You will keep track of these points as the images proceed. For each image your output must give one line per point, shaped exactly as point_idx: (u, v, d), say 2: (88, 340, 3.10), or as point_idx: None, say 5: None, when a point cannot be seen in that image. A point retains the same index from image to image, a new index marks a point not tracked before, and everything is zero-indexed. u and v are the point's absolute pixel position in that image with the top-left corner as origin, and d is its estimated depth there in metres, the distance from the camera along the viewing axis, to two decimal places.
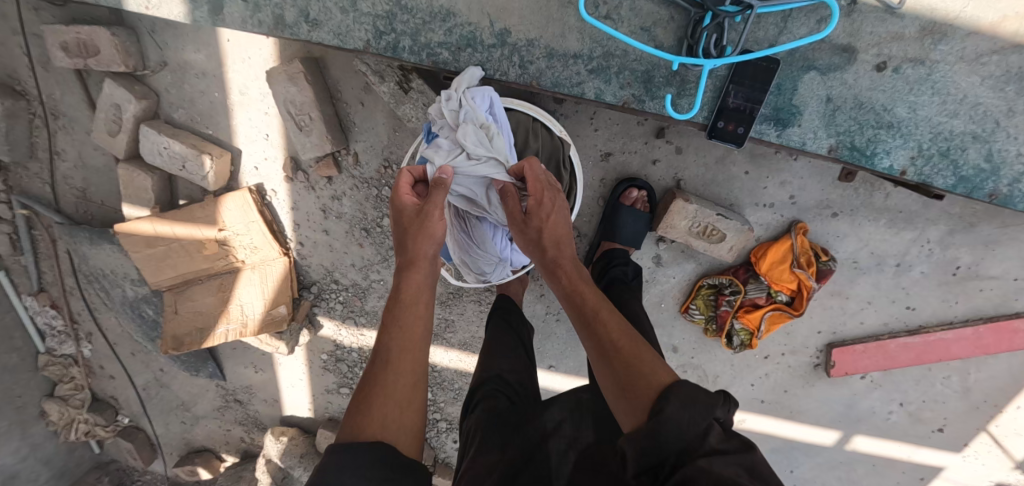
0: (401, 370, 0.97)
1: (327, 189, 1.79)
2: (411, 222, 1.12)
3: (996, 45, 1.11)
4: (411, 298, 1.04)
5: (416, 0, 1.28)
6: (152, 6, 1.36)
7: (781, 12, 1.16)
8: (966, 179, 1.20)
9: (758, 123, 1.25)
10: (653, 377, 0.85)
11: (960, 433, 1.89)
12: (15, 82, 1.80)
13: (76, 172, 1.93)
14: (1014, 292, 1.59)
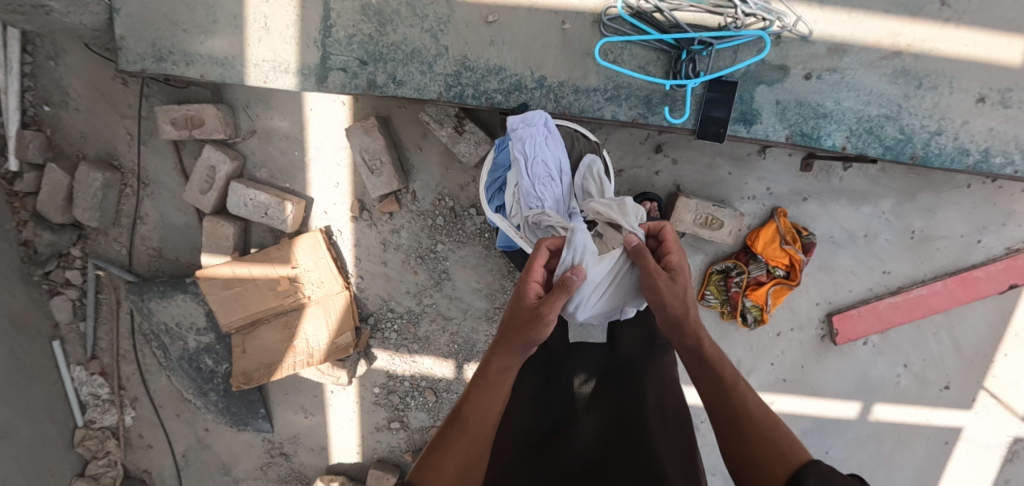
0: (466, 446, 0.96)
1: (388, 224, 2.10)
2: (524, 317, 1.12)
3: (881, 54, 1.64)
4: (498, 380, 1.06)
5: (477, 61, 1.75)
6: (271, 80, 1.77)
7: (732, 47, 1.66)
8: (890, 148, 1.68)
9: (731, 124, 1.70)
10: (790, 454, 0.92)
11: (965, 389, 2.19)
12: (114, 158, 2.07)
13: (155, 233, 2.17)
14: (965, 249, 2.01)
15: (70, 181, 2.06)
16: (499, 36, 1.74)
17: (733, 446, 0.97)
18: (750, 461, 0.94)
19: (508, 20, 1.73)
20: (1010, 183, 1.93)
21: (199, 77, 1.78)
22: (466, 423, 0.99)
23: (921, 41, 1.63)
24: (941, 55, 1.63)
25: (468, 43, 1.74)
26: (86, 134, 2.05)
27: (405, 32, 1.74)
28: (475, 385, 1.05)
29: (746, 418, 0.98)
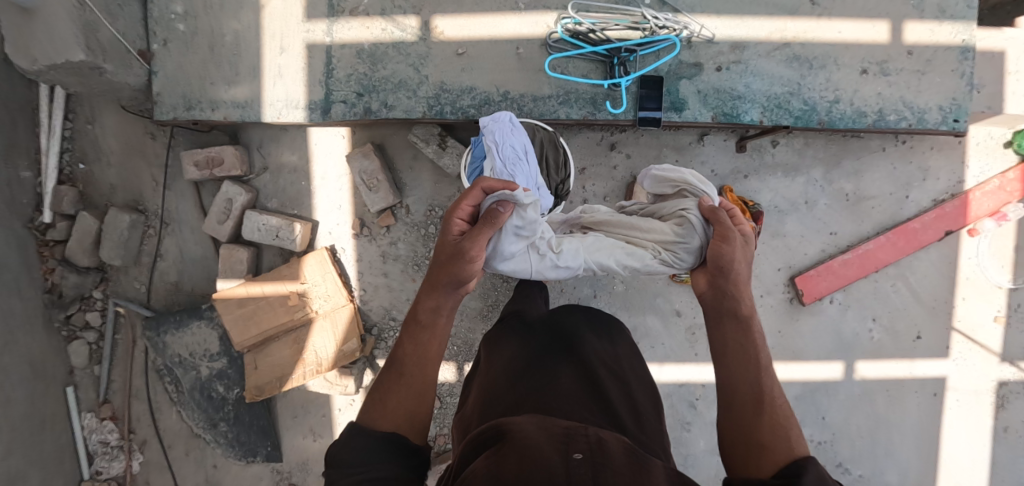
0: (403, 387, 1.17)
1: (386, 237, 2.32)
2: (446, 255, 1.23)
3: (774, 45, 2.02)
4: (430, 321, 1.21)
5: (453, 83, 2.03)
6: (283, 115, 2.04)
7: (653, 52, 2.01)
8: (799, 117, 2.04)
9: (664, 112, 2.03)
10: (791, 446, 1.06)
11: (938, 338, 2.36)
12: (139, 203, 2.30)
13: (173, 268, 2.36)
14: (896, 206, 2.30)
15: (99, 225, 2.28)
16: (472, 68, 2.03)
17: (747, 427, 1.11)
18: (758, 440, 1.09)
19: (476, 51, 2.03)
20: (917, 143, 2.27)
21: (223, 119, 2.05)
22: (400, 369, 1.19)
23: (803, 33, 2.02)
24: (824, 41, 2.02)
25: (445, 72, 2.03)
26: (116, 184, 2.30)
27: (393, 66, 2.02)
28: (406, 329, 1.24)
29: (768, 406, 1.13)
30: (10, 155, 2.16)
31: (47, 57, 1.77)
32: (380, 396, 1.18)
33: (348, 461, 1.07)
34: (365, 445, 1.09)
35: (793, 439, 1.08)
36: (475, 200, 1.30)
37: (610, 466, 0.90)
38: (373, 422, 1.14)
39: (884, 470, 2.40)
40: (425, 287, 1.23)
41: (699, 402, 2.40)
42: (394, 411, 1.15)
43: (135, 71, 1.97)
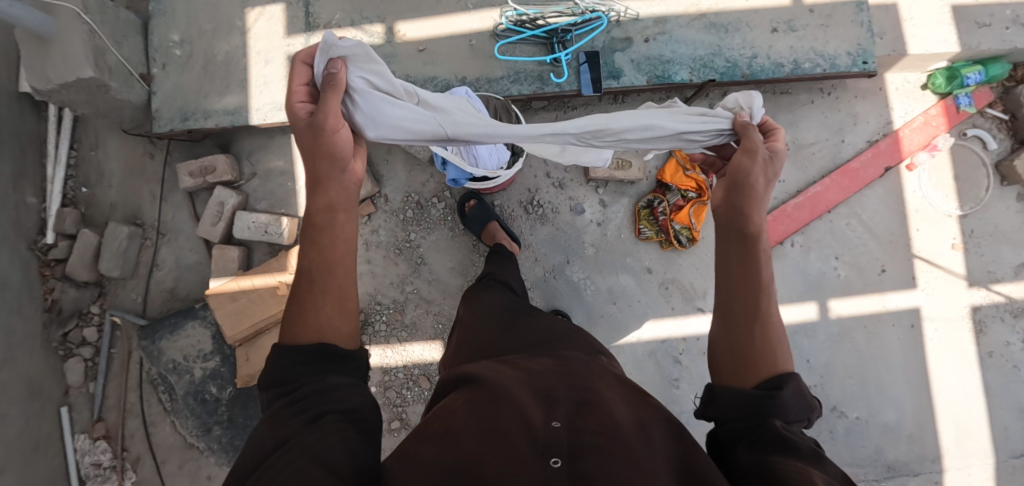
0: (324, 292, 1.05)
1: (368, 225, 2.47)
2: (307, 142, 1.08)
3: (692, 16, 2.31)
4: (323, 220, 1.06)
5: (417, 76, 2.29)
6: (269, 116, 2.26)
7: (587, 31, 2.29)
8: (723, 72, 2.29)
9: (603, 80, 2.29)
10: (777, 365, 1.07)
11: (903, 270, 2.44)
12: (138, 218, 2.49)
13: (169, 276, 2.51)
14: (835, 150, 2.49)
15: (99, 240, 2.44)
16: (432, 59, 2.30)
17: (736, 344, 1.10)
18: (745, 359, 1.09)
19: (435, 46, 2.30)
20: (842, 92, 2.49)
21: (215, 126, 2.28)
22: (313, 275, 1.05)
23: (716, 3, 2.31)
24: (734, 8, 2.31)
25: (409, 67, 2.29)
26: (115, 203, 2.48)
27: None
28: (308, 226, 1.07)
29: (765, 323, 1.09)
30: (19, 182, 2.36)
31: (60, 76, 1.99)
32: (298, 308, 1.05)
33: (284, 385, 0.99)
34: (289, 358, 1.01)
35: (782, 356, 1.09)
36: (308, 78, 1.14)
37: (593, 419, 0.91)
38: (301, 339, 1.03)
39: (881, 410, 2.42)
40: (309, 186, 1.09)
41: (683, 356, 2.46)
42: (320, 323, 1.04)
43: (137, 90, 2.22)
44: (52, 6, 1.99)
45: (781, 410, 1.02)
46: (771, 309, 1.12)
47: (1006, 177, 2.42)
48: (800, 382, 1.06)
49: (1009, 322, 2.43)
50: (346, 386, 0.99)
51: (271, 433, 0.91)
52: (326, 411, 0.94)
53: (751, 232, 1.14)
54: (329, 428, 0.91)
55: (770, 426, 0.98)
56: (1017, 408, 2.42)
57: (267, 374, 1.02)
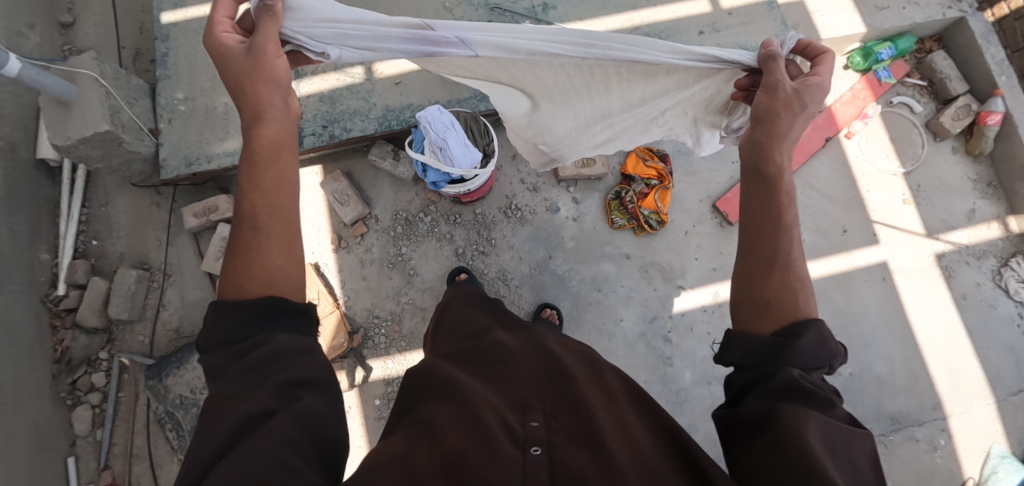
0: (267, 244, 1.16)
1: (361, 246, 2.67)
2: (245, 69, 1.23)
3: (628, 30, 2.63)
4: (269, 156, 1.21)
5: (395, 104, 2.54)
6: None
7: None
8: None
9: None
10: (799, 309, 1.14)
11: (863, 228, 2.60)
12: (145, 263, 2.65)
13: (175, 315, 2.62)
14: None
15: (109, 286, 2.59)
16: (407, 92, 2.55)
17: (757, 291, 1.17)
18: (762, 306, 1.16)
19: (409, 79, 2.56)
20: None
21: (217, 168, 2.51)
22: (255, 225, 1.17)
23: (647, 18, 2.62)
24: (664, 19, 2.63)
25: (387, 97, 2.55)
26: (124, 252, 2.65)
27: (348, 103, 2.54)
28: (246, 178, 1.19)
29: (779, 269, 1.17)
30: (34, 241, 2.53)
31: (78, 132, 2.22)
32: (247, 252, 1.15)
33: (229, 343, 1.08)
34: (235, 318, 1.09)
35: (802, 302, 1.14)
36: (230, 12, 1.31)
37: (568, 423, 1.09)
38: (241, 293, 1.13)
39: (873, 363, 2.48)
40: (251, 117, 1.23)
41: (672, 335, 2.57)
42: (261, 273, 1.15)
43: (146, 143, 2.47)
44: (73, 75, 2.25)
45: (798, 358, 1.07)
46: (794, 257, 1.19)
47: (938, 133, 2.63)
48: (821, 325, 1.11)
49: (974, 265, 2.55)
50: (293, 341, 1.10)
51: (223, 390, 1.02)
52: (279, 373, 1.04)
53: (773, 180, 1.25)
54: (280, 391, 1.02)
55: (781, 373, 1.04)
56: (1003, 346, 2.48)
57: (207, 332, 1.10)
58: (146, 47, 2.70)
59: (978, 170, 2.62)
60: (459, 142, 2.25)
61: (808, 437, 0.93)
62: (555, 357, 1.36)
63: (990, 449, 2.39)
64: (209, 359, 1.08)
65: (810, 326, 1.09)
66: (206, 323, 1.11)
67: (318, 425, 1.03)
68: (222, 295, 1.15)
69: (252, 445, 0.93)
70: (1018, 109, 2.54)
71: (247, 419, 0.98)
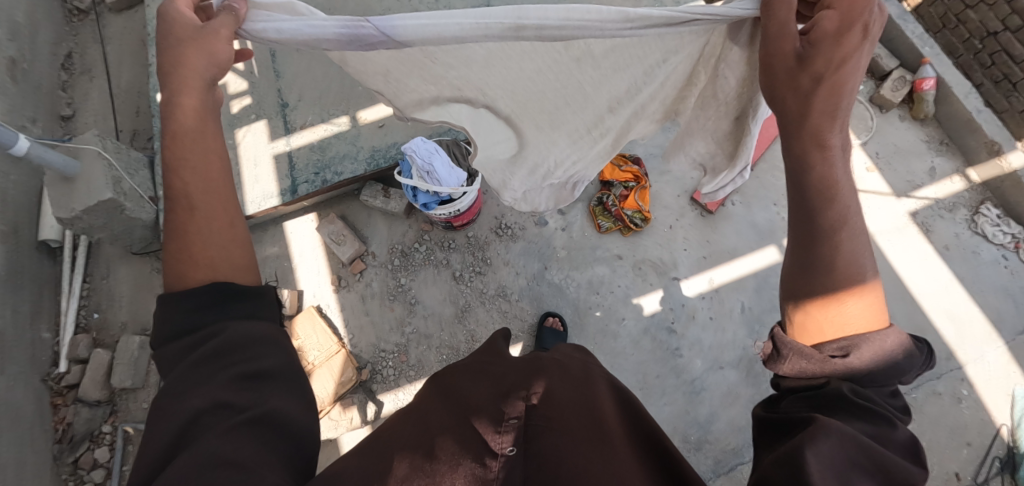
0: (203, 226, 1.11)
1: (361, 282, 2.70)
2: (186, 40, 1.13)
3: None
4: (201, 131, 1.14)
5: (380, 144, 2.69)
6: (264, 203, 2.61)
7: None
8: None
9: None
10: (856, 325, 1.03)
11: None
12: (147, 328, 2.66)
13: None
14: None
15: (112, 356, 2.58)
16: (391, 133, 2.70)
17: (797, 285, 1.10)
18: (810, 308, 1.07)
19: (391, 121, 2.72)
20: None
21: None
22: (194, 206, 1.11)
23: None
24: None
25: (373, 139, 2.70)
26: (126, 320, 2.67)
27: (337, 149, 2.68)
28: (177, 163, 1.12)
29: (821, 272, 1.07)
30: (35, 320, 2.55)
31: (82, 203, 2.32)
32: (190, 238, 1.09)
33: (181, 336, 1.03)
34: (186, 308, 1.05)
35: (847, 312, 1.05)
36: None
37: (553, 414, 0.96)
38: (186, 282, 1.08)
39: None
40: (182, 87, 1.13)
41: (676, 325, 2.56)
42: (204, 258, 1.09)
43: (147, 209, 2.58)
44: (77, 151, 2.39)
45: (851, 371, 0.97)
46: (851, 259, 1.07)
47: (882, 105, 2.85)
48: (883, 343, 1.00)
49: (948, 217, 2.67)
50: (245, 330, 1.04)
51: (175, 385, 0.97)
52: (233, 365, 0.99)
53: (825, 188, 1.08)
54: (233, 383, 0.97)
55: (832, 382, 0.97)
56: (998, 289, 2.53)
57: (157, 324, 1.06)
58: (142, 127, 2.88)
59: (927, 132, 2.82)
60: (446, 165, 2.34)
61: (828, 451, 0.83)
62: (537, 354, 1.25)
63: (1015, 392, 2.38)
64: (161, 354, 1.03)
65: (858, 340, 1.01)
66: (156, 319, 1.07)
67: (277, 417, 0.98)
68: (168, 286, 1.09)
69: (200, 447, 0.86)
70: (947, 73, 2.78)
71: (196, 413, 0.92)
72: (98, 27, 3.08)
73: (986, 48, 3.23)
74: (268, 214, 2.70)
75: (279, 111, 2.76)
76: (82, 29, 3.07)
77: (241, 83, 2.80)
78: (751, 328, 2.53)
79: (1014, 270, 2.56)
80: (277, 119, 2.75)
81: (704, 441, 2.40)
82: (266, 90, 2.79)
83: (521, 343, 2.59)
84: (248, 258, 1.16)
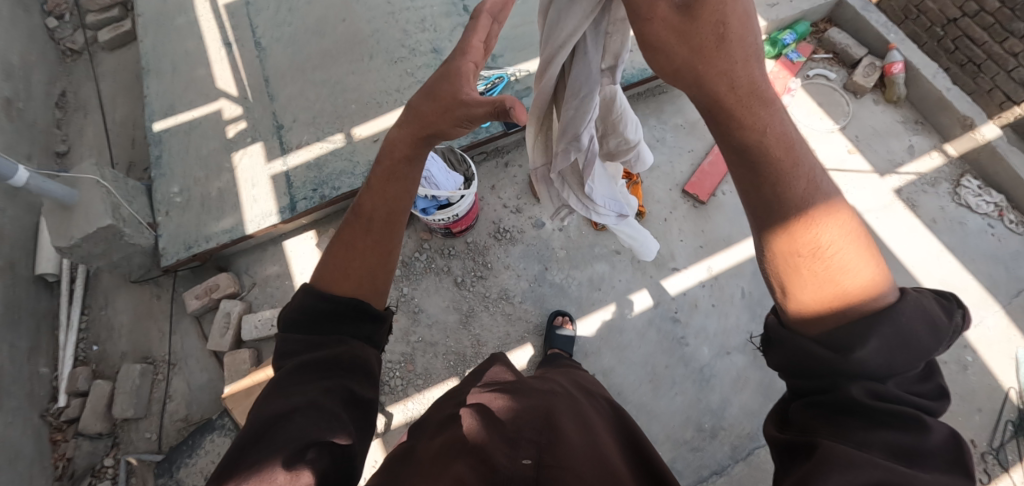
0: (363, 244, 1.18)
1: None
2: (433, 115, 1.15)
3: None
4: (402, 174, 1.21)
5: (375, 158, 2.71)
6: (264, 221, 2.62)
7: (498, 92, 2.81)
8: None
9: None
10: (861, 305, 0.80)
11: None
12: (148, 356, 2.62)
13: (182, 404, 2.54)
14: None
15: (112, 386, 2.53)
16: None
17: (789, 285, 0.84)
18: (794, 300, 0.84)
19: (385, 135, 2.75)
20: None
21: (216, 246, 2.59)
22: (369, 227, 1.19)
23: None
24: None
25: (369, 154, 2.72)
26: (126, 350, 2.64)
27: (334, 166, 2.70)
28: (377, 178, 1.22)
29: (809, 258, 0.83)
30: (33, 355, 2.50)
31: (82, 231, 2.33)
32: (349, 248, 1.18)
33: (309, 329, 1.13)
34: (312, 307, 1.13)
35: (860, 293, 0.80)
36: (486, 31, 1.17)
37: (560, 466, 0.88)
38: (331, 288, 1.16)
39: None
40: (414, 139, 1.19)
41: (680, 314, 2.57)
42: (354, 275, 1.17)
43: (146, 235, 2.57)
44: (76, 182, 2.42)
45: (870, 371, 0.77)
46: (833, 215, 0.84)
47: (857, 91, 2.97)
48: (900, 320, 0.78)
49: (932, 192, 2.75)
50: (364, 352, 1.12)
51: (284, 378, 1.04)
52: (332, 380, 1.04)
53: (770, 157, 0.84)
54: (332, 399, 1.01)
55: (845, 388, 0.77)
56: (988, 257, 2.59)
57: (289, 310, 1.16)
58: (138, 158, 2.91)
59: (902, 113, 2.94)
60: (442, 170, 2.38)
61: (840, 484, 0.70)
62: (579, 399, 1.20)
63: (1018, 356, 2.41)
64: (285, 338, 1.12)
65: (883, 324, 0.78)
66: (290, 306, 1.17)
67: (347, 448, 0.98)
68: (315, 280, 1.19)
69: (279, 442, 0.92)
70: (915, 56, 2.92)
71: (291, 412, 0.97)
72: (91, 65, 3.14)
73: (947, 35, 3.56)
74: (267, 233, 2.71)
75: (273, 132, 2.78)
76: (76, 68, 3.13)
77: (235, 108, 2.84)
78: (754, 312, 2.55)
79: (1001, 237, 2.63)
80: (273, 140, 2.77)
81: (718, 429, 2.37)
82: (260, 113, 2.83)
83: (529, 344, 2.56)
84: (384, 286, 1.21)
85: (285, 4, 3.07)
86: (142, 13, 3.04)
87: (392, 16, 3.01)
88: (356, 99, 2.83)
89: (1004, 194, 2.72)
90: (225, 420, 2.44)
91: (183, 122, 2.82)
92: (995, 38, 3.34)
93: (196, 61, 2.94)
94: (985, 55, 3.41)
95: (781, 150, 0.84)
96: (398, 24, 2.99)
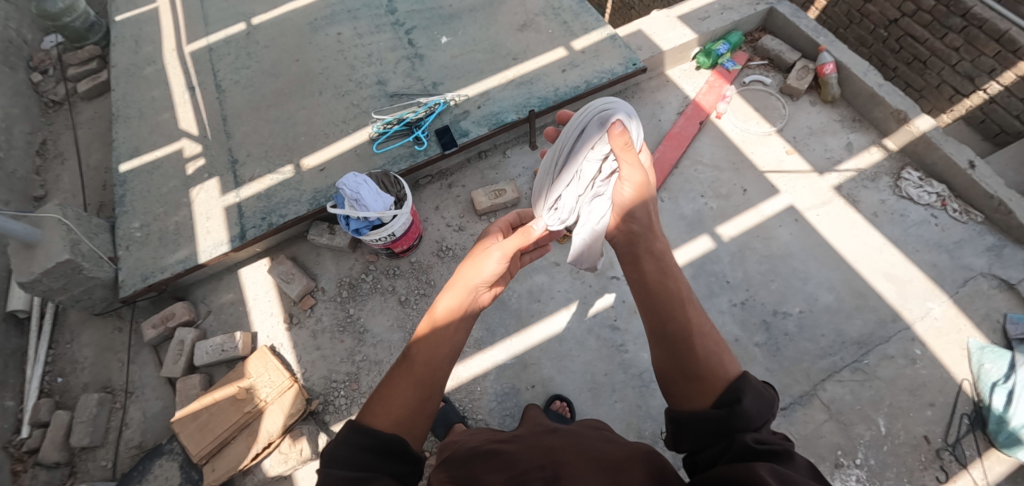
0: (407, 383, 1.40)
1: (311, 318, 2.75)
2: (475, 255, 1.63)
3: (508, 80, 3.02)
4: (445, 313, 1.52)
5: (322, 187, 2.82)
6: (215, 251, 2.72)
7: (437, 116, 2.93)
8: (537, 105, 2.93)
9: (460, 135, 2.88)
10: (722, 375, 1.31)
11: (759, 186, 2.81)
12: (108, 386, 2.70)
13: (137, 432, 2.60)
14: (659, 128, 3.04)
15: (72, 416, 2.59)
16: (331, 175, 2.84)
17: (685, 364, 1.34)
18: (688, 373, 1.33)
19: (331, 164, 2.87)
20: (643, 91, 3.17)
21: (170, 276, 2.69)
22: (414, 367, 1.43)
23: (519, 72, 3.04)
24: (531, 68, 3.05)
25: (316, 183, 2.84)
26: (88, 381, 2.72)
27: (283, 195, 2.81)
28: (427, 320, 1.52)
29: (696, 338, 1.37)
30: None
31: (41, 266, 2.43)
32: (396, 385, 1.40)
33: (352, 463, 1.24)
34: (361, 445, 1.28)
35: (722, 363, 1.33)
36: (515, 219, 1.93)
37: None
38: (376, 425, 1.33)
39: (817, 294, 2.53)
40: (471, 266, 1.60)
41: (618, 322, 2.58)
42: (396, 410, 1.36)
43: (105, 268, 2.67)
44: (39, 222, 2.52)
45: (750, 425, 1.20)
46: (706, 326, 1.41)
47: (792, 94, 3.04)
48: (755, 384, 1.28)
49: (872, 186, 2.77)
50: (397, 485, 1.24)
51: None
52: None
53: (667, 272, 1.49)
54: None
55: (740, 442, 1.16)
56: (931, 246, 2.58)
57: (340, 442, 1.28)
58: (108, 199, 3.11)
59: (839, 113, 3.00)
60: (373, 195, 2.41)
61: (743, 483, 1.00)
62: (540, 429, 1.46)
63: (968, 346, 2.36)
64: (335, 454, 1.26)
65: (743, 388, 1.26)
66: (342, 432, 1.30)
67: None
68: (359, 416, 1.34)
69: None
70: (846, 57, 2.97)
71: None
72: (70, 115, 3.40)
73: (891, 35, 4.12)
74: (220, 263, 2.82)
75: (228, 167, 2.92)
76: (57, 118, 3.39)
77: (195, 146, 3.00)
78: None
79: (944, 226, 2.63)
80: (228, 175, 2.90)
81: (659, 435, 2.35)
82: (218, 150, 2.98)
83: (470, 358, 2.54)
84: (418, 434, 1.37)
85: (244, 49, 3.29)
86: (115, 65, 3.30)
87: (342, 54, 3.20)
88: (305, 132, 2.97)
89: (945, 184, 2.72)
90: (174, 444, 2.50)
91: (147, 162, 2.98)
92: (935, 35, 3.84)
93: (162, 105, 3.15)
94: (928, 51, 3.93)
95: (663, 247, 1.54)
96: (346, 61, 3.18)
